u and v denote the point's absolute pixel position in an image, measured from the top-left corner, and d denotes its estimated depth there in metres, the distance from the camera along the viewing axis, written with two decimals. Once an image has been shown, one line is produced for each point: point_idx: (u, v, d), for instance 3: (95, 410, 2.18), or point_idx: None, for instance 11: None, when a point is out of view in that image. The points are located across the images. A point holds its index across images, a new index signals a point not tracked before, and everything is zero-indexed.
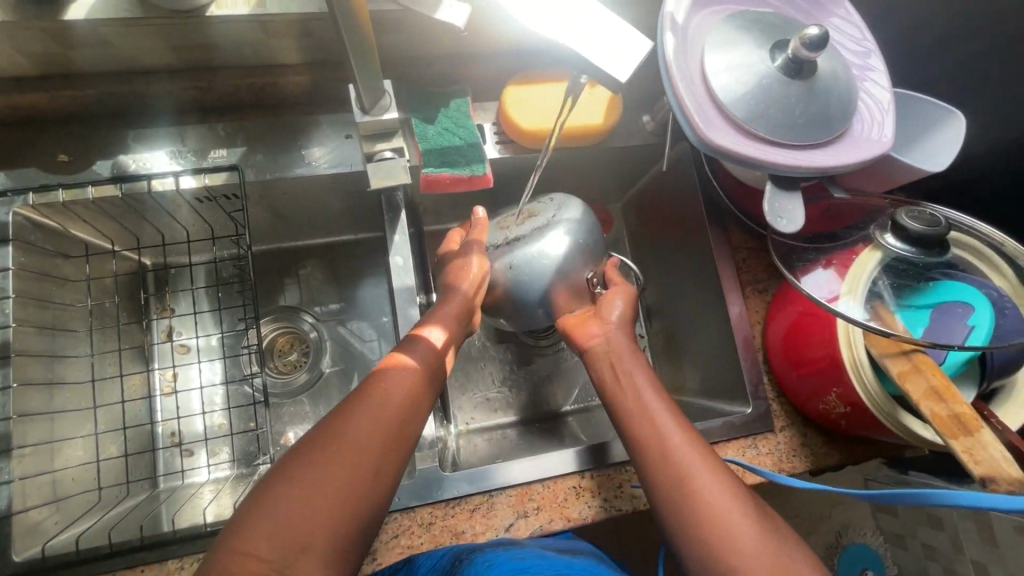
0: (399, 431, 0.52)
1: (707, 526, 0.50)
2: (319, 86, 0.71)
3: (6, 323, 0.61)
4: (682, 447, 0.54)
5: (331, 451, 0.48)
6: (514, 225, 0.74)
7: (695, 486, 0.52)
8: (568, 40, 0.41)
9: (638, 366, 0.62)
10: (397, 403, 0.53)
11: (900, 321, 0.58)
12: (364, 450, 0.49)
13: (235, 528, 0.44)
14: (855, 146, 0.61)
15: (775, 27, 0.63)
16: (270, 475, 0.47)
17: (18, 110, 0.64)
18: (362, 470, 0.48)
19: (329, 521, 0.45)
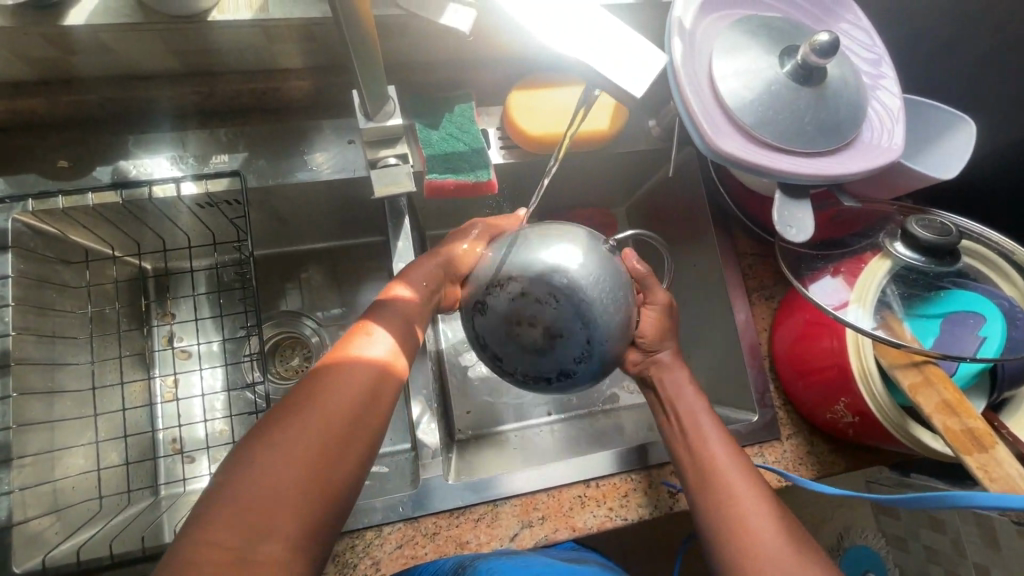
0: (368, 410, 0.49)
1: (740, 542, 0.52)
2: (321, 91, 0.70)
3: (5, 332, 0.60)
4: (728, 468, 0.56)
5: (296, 432, 0.45)
6: (546, 341, 0.55)
7: (735, 502, 0.54)
8: (565, 40, 0.40)
9: (689, 388, 0.63)
10: (360, 382, 0.50)
11: (908, 330, 0.58)
12: (330, 431, 0.47)
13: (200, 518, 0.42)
14: (865, 154, 0.60)
15: (784, 32, 0.62)
16: (228, 460, 0.44)
17: (17, 115, 0.63)
18: (328, 453, 0.46)
19: (291, 510, 0.43)
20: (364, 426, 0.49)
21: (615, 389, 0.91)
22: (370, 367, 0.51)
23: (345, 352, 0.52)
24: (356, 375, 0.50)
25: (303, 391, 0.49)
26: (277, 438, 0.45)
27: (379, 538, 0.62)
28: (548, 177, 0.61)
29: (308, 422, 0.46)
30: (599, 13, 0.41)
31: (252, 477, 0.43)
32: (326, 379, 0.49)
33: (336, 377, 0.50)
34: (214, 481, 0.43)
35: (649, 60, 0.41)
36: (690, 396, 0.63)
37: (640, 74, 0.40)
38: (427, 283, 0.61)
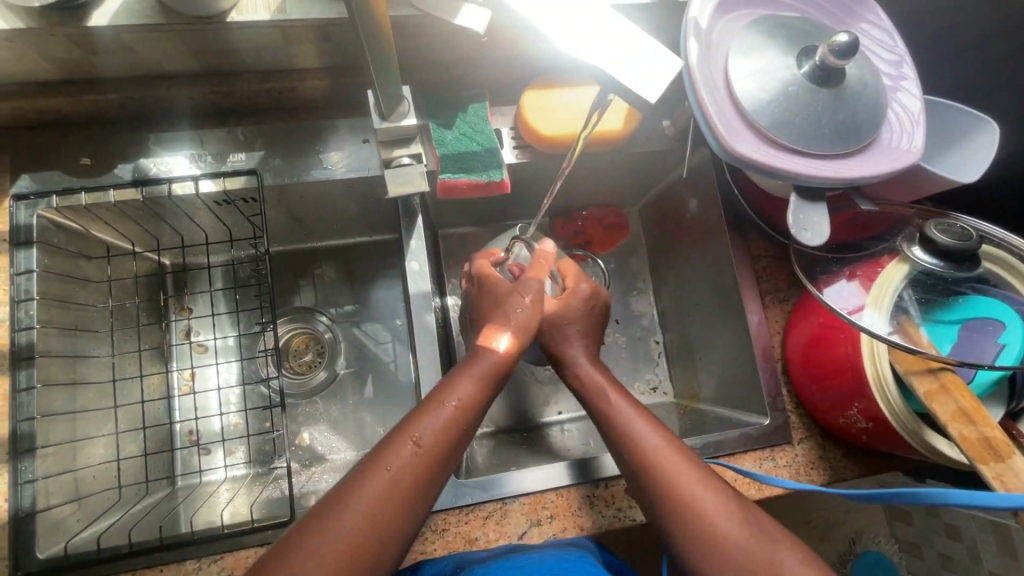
0: (383, 534, 0.48)
1: (694, 531, 0.51)
2: (336, 90, 0.71)
3: (31, 325, 0.62)
4: (671, 462, 0.55)
5: (304, 566, 0.45)
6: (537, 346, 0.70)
7: (683, 492, 0.53)
8: (564, 41, 0.40)
9: (586, 362, 0.66)
10: (422, 455, 0.51)
11: (926, 336, 0.57)
12: (343, 561, 0.46)
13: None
14: (883, 156, 0.59)
15: (802, 32, 0.61)
16: (300, 527, 0.48)
17: (42, 113, 0.64)
18: (399, 508, 0.49)
19: None
20: (378, 551, 0.47)
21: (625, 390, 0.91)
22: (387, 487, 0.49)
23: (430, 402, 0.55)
24: (373, 502, 0.48)
25: (315, 519, 0.48)
26: (287, 572, 0.45)
27: None
28: (561, 178, 0.61)
29: (314, 556, 0.45)
30: (603, 10, 0.41)
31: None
32: (401, 437, 0.52)
33: (351, 505, 0.48)
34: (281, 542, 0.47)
35: (654, 60, 0.40)
36: (601, 378, 0.64)
37: (643, 74, 0.40)
38: (526, 323, 0.62)
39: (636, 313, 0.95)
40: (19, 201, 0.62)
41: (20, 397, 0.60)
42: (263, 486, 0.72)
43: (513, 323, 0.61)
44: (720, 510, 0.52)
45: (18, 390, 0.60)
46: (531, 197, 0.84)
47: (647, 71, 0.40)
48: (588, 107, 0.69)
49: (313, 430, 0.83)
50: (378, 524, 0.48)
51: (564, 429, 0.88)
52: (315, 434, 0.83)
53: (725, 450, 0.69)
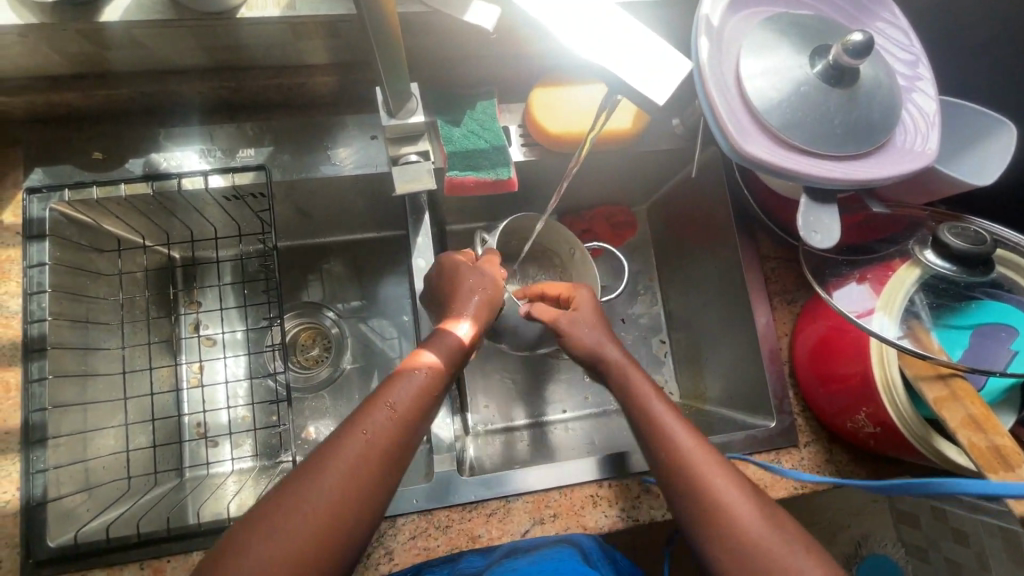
0: (359, 497, 0.48)
1: (734, 538, 0.50)
2: (345, 87, 0.71)
3: (42, 317, 0.63)
4: (710, 468, 0.54)
5: (278, 528, 0.45)
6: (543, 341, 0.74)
7: (721, 499, 0.52)
8: (565, 39, 0.39)
9: (613, 348, 0.64)
10: (394, 421, 0.51)
11: (936, 341, 0.56)
12: (320, 523, 0.46)
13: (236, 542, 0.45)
14: (897, 158, 0.58)
15: (816, 31, 0.60)
16: (277, 490, 0.48)
17: (55, 107, 0.65)
18: (370, 473, 0.49)
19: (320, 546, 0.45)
20: (353, 514, 0.47)
21: None
22: (362, 452, 0.49)
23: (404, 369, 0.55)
24: (350, 464, 0.48)
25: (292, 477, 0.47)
26: (262, 532, 0.44)
27: (393, 528, 0.64)
28: (570, 177, 0.61)
29: (290, 517, 0.45)
30: (604, 10, 0.40)
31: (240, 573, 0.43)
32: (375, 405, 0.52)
33: (328, 467, 0.48)
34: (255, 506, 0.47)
35: (654, 60, 0.40)
36: (642, 380, 0.61)
37: (644, 74, 0.40)
38: (484, 307, 0.64)
39: (643, 313, 0.95)
40: (32, 195, 0.63)
41: (31, 387, 0.61)
42: (268, 481, 0.73)
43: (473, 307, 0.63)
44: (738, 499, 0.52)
45: (30, 380, 0.61)
46: (539, 195, 0.84)
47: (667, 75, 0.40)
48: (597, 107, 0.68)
49: (319, 424, 0.84)
50: (355, 488, 0.48)
51: (568, 427, 0.88)
52: (321, 428, 0.83)
53: (731, 452, 0.68)
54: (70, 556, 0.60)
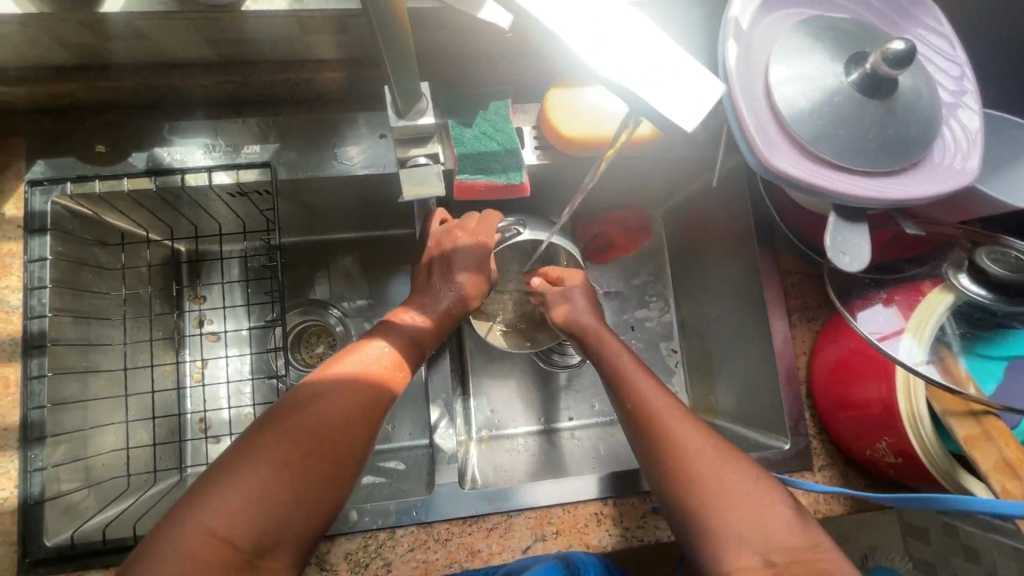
0: (346, 427, 0.49)
1: (707, 496, 0.50)
2: (355, 83, 0.68)
3: (43, 313, 0.62)
4: (675, 421, 0.55)
5: (268, 450, 0.45)
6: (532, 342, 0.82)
7: (680, 449, 0.53)
8: (564, 40, 0.35)
9: (590, 315, 0.67)
10: (375, 366, 0.54)
11: (964, 369, 0.54)
12: (314, 443, 0.47)
13: (225, 463, 0.45)
14: (935, 175, 0.55)
15: (853, 36, 0.57)
16: (262, 420, 0.48)
17: (59, 99, 0.64)
18: (358, 407, 0.51)
19: (308, 468, 0.46)
20: (341, 444, 0.48)
21: None
22: (358, 384, 0.52)
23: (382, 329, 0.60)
24: (348, 395, 0.51)
25: (285, 405, 0.49)
26: (263, 450, 0.45)
27: (392, 540, 0.62)
28: (584, 196, 0.61)
29: (284, 436, 0.46)
30: (606, 7, 0.35)
31: (225, 489, 0.43)
32: (352, 353, 0.55)
33: (325, 396, 0.50)
34: (241, 436, 0.47)
35: (654, 58, 0.36)
36: (617, 346, 0.64)
37: (643, 75, 0.35)
38: (449, 312, 0.65)
39: (655, 321, 0.92)
40: (34, 188, 0.62)
41: (31, 384, 0.61)
42: None
43: (435, 311, 0.64)
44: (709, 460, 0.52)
45: (29, 377, 0.61)
46: (551, 197, 0.81)
47: (704, 97, 0.36)
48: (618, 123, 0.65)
49: None
50: (353, 416, 0.50)
51: (575, 436, 0.86)
52: None
53: None
54: (67, 556, 0.59)
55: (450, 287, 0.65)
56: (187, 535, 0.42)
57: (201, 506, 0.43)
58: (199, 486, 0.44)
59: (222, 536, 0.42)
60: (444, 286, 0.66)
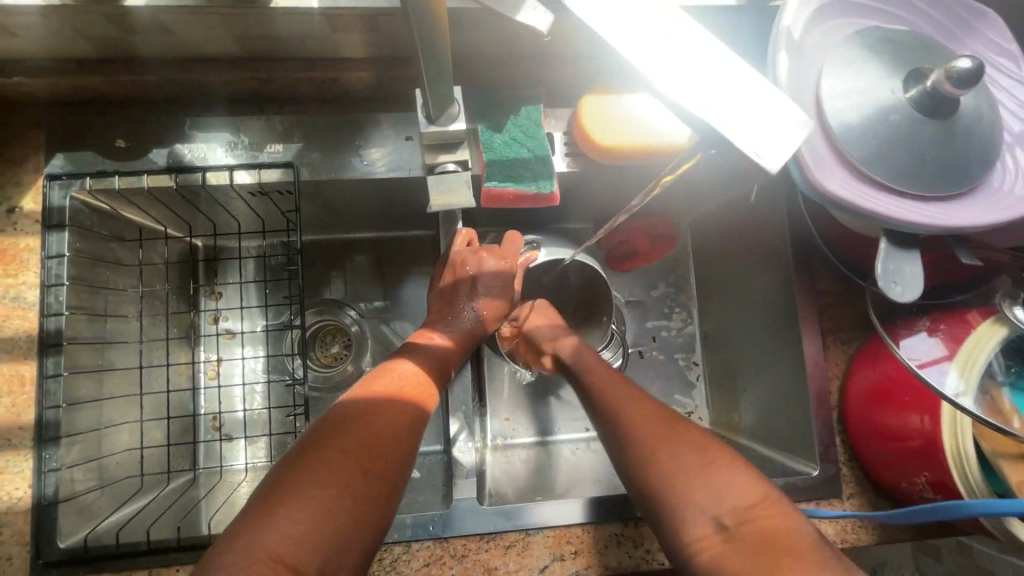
0: (398, 442, 0.48)
1: (655, 457, 0.51)
2: (382, 83, 0.66)
3: (59, 311, 0.61)
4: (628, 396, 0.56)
5: (328, 466, 0.44)
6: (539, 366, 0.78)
7: (628, 420, 0.54)
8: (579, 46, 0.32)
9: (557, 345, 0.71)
10: (413, 380, 0.54)
11: (1008, 401, 0.52)
12: (372, 458, 0.45)
13: (281, 482, 0.43)
14: (994, 202, 0.52)
15: (911, 49, 0.53)
16: (312, 435, 0.46)
17: (80, 91, 0.62)
18: (406, 421, 0.50)
19: (368, 485, 0.44)
20: (396, 460, 0.47)
21: None
22: (395, 400, 0.50)
23: (415, 343, 0.60)
24: (388, 411, 0.49)
25: (325, 428, 0.46)
26: (322, 465, 0.44)
27: (407, 554, 0.61)
28: (620, 226, 0.63)
29: (341, 450, 0.45)
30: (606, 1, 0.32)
31: (287, 510, 0.41)
32: (385, 368, 0.55)
33: (366, 414, 0.48)
34: (291, 454, 0.45)
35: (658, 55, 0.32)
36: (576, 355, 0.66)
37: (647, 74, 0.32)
38: (469, 334, 0.65)
39: (677, 333, 0.89)
40: (53, 181, 0.60)
41: (46, 383, 0.60)
42: None
43: (456, 332, 0.63)
44: (661, 436, 0.52)
45: (45, 376, 0.59)
46: (577, 202, 0.78)
47: (710, 98, 0.32)
48: (688, 139, 0.62)
49: None
50: (396, 431, 0.48)
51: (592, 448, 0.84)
52: None
53: None
54: (80, 558, 0.59)
55: (472, 308, 0.66)
56: (245, 566, 0.39)
57: (263, 527, 0.40)
58: (249, 517, 0.41)
59: (282, 564, 0.40)
60: (466, 305, 0.66)
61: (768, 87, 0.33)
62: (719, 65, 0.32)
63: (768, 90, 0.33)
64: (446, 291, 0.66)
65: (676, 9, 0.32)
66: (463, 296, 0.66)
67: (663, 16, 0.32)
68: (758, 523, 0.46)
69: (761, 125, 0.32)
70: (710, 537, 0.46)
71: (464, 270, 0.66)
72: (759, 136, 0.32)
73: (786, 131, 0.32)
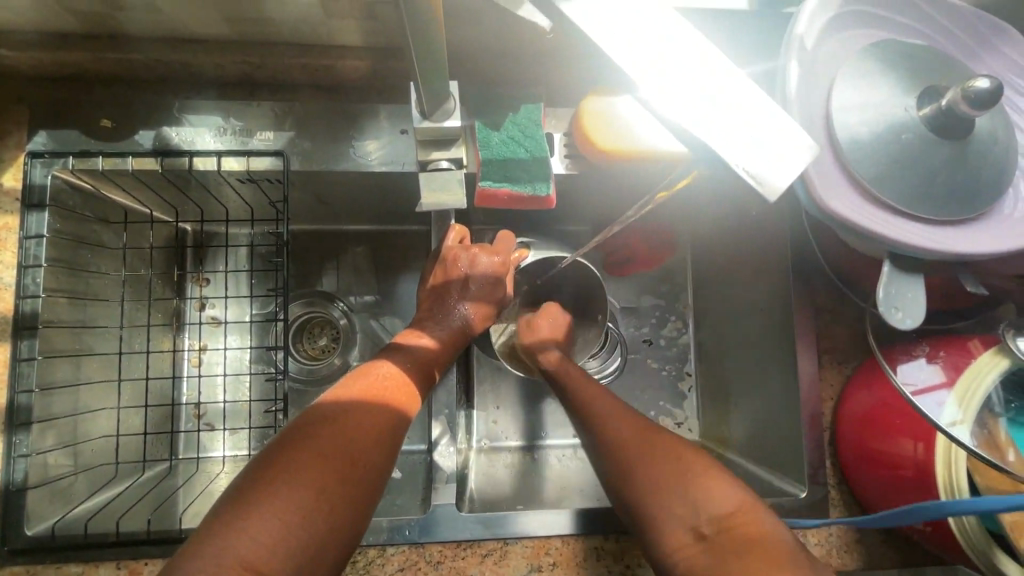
0: (377, 446, 0.46)
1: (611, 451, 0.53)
2: (378, 74, 0.64)
3: (36, 294, 0.59)
4: (595, 393, 0.58)
5: (301, 470, 0.41)
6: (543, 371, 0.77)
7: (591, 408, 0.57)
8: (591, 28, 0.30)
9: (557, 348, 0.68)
10: (394, 383, 0.52)
11: (1005, 433, 0.50)
12: (348, 463, 0.43)
13: (252, 483, 0.41)
14: (1005, 230, 0.50)
15: (927, 66, 0.51)
16: (288, 436, 0.44)
17: (65, 67, 0.60)
18: (387, 424, 0.47)
19: (343, 491, 0.42)
20: (373, 466, 0.45)
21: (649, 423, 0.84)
22: (376, 402, 0.48)
23: (404, 342, 0.59)
24: (369, 415, 0.47)
25: (302, 426, 0.44)
26: (295, 467, 0.41)
27: (382, 558, 0.60)
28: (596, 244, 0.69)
29: (317, 453, 0.42)
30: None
31: (257, 512, 0.39)
32: (365, 368, 0.53)
33: (346, 417, 0.46)
34: (265, 454, 0.43)
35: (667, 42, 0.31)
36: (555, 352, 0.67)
37: (657, 59, 0.31)
38: (457, 335, 0.63)
39: (670, 341, 0.87)
40: (35, 159, 0.58)
41: (20, 366, 0.58)
42: None
43: (443, 332, 0.62)
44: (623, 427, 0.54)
45: (18, 359, 0.58)
46: (575, 204, 0.76)
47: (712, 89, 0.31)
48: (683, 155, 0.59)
49: None
50: (376, 436, 0.46)
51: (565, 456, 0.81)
52: None
53: None
54: (47, 547, 0.57)
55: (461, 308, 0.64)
56: (210, 572, 0.37)
57: (232, 531, 0.38)
58: (219, 519, 0.39)
59: (251, 571, 0.37)
60: (455, 306, 0.64)
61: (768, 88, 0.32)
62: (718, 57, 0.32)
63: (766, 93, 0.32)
64: (436, 290, 0.65)
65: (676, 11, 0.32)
66: (452, 298, 0.64)
67: (663, 17, 0.31)
68: (738, 531, 0.46)
69: (762, 124, 0.31)
70: (688, 546, 0.46)
71: (453, 269, 0.64)
72: (755, 133, 0.31)
73: (787, 132, 0.31)
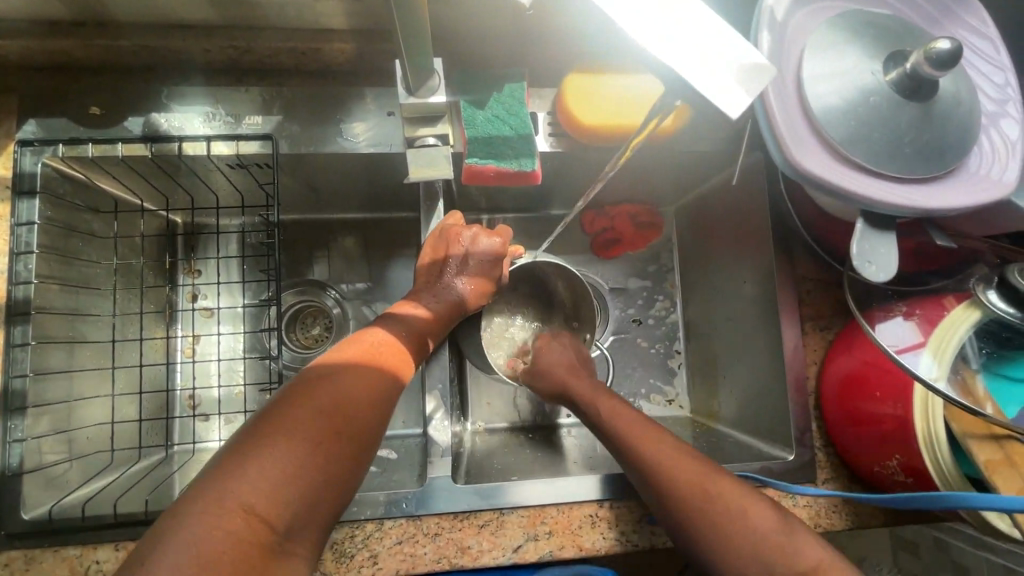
0: (370, 406, 0.47)
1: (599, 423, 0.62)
2: (365, 56, 0.65)
3: (28, 279, 0.59)
4: (574, 377, 0.68)
5: (297, 423, 0.42)
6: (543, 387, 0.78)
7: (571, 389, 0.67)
8: None
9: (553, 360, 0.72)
10: (386, 349, 0.53)
11: (983, 386, 0.52)
12: (342, 419, 0.44)
13: (249, 437, 0.41)
14: (971, 185, 0.52)
15: (892, 33, 0.54)
16: (285, 394, 0.44)
17: (52, 56, 0.61)
18: (380, 385, 0.49)
19: (338, 445, 0.43)
20: (366, 424, 0.46)
21: (640, 400, 0.85)
22: (369, 365, 0.50)
23: (397, 313, 0.60)
24: (364, 375, 0.48)
25: (301, 385, 0.45)
26: (292, 421, 0.42)
27: (379, 531, 0.61)
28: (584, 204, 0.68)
29: (313, 408, 0.43)
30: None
31: (255, 463, 0.39)
32: (358, 334, 0.54)
33: (341, 376, 0.47)
34: (261, 411, 0.43)
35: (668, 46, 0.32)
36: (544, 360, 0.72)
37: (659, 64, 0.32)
38: (447, 309, 0.64)
39: (658, 319, 0.89)
40: (25, 146, 0.59)
41: (14, 352, 0.58)
42: None
43: (434, 306, 0.63)
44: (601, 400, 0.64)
45: (12, 345, 0.58)
46: (561, 184, 0.78)
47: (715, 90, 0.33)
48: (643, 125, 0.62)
49: None
50: (369, 396, 0.47)
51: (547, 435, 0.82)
52: None
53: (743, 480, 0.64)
54: (45, 530, 0.58)
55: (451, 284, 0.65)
56: (214, 516, 0.37)
57: (232, 480, 0.38)
58: (216, 470, 0.39)
59: (254, 517, 0.38)
60: (445, 282, 0.65)
61: (771, 76, 0.33)
62: (719, 54, 0.33)
63: (769, 81, 0.33)
64: (428, 265, 0.66)
65: (675, 7, 0.33)
66: (443, 273, 0.65)
67: (663, 15, 0.32)
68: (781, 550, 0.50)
69: None
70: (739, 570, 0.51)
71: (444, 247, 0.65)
72: None
73: None
